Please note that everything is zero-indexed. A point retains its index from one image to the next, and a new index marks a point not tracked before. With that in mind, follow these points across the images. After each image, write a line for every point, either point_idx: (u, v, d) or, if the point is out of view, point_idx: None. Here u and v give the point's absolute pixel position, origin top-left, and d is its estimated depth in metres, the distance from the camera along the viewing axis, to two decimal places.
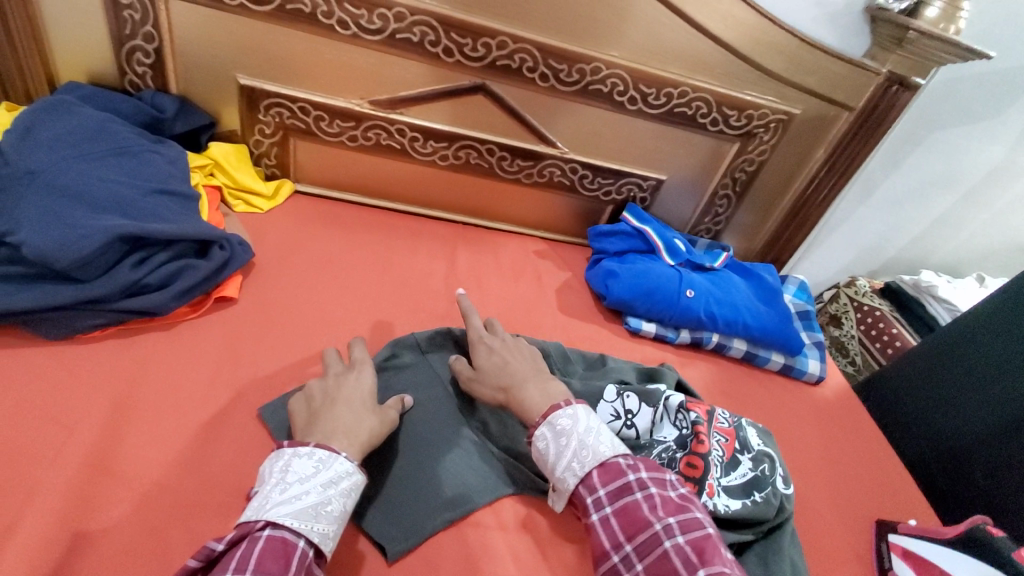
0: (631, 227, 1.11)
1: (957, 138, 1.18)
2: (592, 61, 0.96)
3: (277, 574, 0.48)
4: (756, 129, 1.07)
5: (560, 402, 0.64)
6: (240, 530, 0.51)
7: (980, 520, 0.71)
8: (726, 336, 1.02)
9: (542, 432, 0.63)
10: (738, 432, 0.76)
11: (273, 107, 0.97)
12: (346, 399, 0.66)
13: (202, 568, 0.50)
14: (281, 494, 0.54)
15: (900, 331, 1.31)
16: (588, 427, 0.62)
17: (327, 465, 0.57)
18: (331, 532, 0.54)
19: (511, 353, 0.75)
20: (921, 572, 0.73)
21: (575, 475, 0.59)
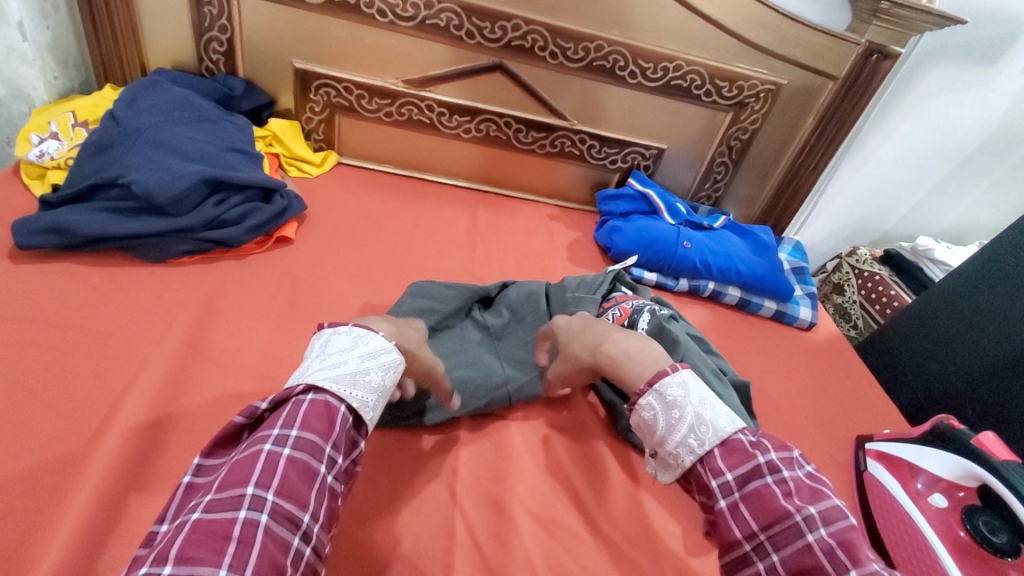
0: (635, 192, 1.23)
1: (944, 106, 1.26)
2: (596, 39, 1.10)
3: (319, 436, 0.50)
4: (748, 99, 1.19)
5: (668, 368, 0.56)
6: (283, 394, 0.54)
7: (943, 418, 0.78)
8: (721, 284, 1.12)
9: (649, 401, 0.55)
10: (632, 314, 0.86)
11: (322, 88, 1.13)
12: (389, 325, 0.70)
13: (250, 424, 0.54)
14: (322, 364, 0.56)
15: (898, 292, 1.37)
16: (702, 398, 0.53)
17: (364, 341, 0.60)
18: (371, 401, 0.55)
19: (584, 324, 0.75)
20: (893, 468, 0.80)
21: (692, 453, 0.51)
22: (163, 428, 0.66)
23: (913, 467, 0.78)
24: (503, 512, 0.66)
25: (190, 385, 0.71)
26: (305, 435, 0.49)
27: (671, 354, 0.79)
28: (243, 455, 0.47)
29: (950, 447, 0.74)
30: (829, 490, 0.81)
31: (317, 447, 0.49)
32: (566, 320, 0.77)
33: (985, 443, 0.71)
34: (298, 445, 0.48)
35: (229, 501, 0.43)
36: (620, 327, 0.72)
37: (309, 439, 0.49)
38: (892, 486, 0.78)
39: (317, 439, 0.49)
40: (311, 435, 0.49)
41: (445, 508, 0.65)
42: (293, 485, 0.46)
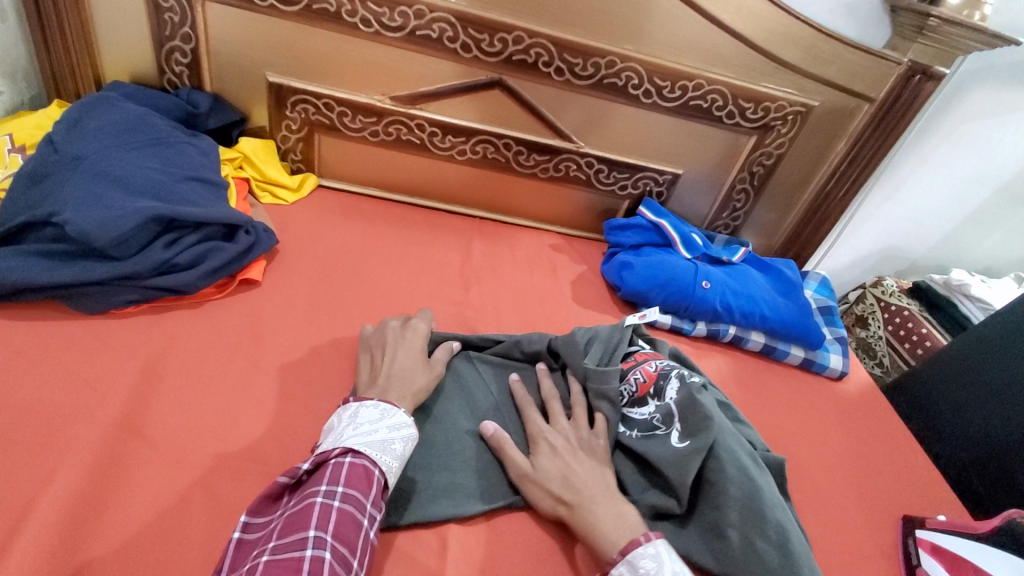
0: (646, 221, 1.11)
1: (987, 130, 1.15)
2: (607, 54, 0.98)
3: (362, 492, 0.53)
4: (774, 121, 1.07)
5: (640, 537, 0.56)
6: (320, 456, 0.57)
7: (1015, 513, 0.66)
8: (743, 328, 1.01)
9: (620, 573, 0.54)
10: (657, 380, 0.74)
11: (299, 104, 1.01)
12: (400, 353, 0.71)
13: (293, 484, 0.56)
14: (354, 430, 0.59)
15: (930, 330, 1.26)
16: (675, 572, 0.54)
17: (390, 414, 0.62)
18: (395, 468, 0.58)
19: (575, 456, 0.65)
20: (954, 570, 0.68)
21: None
22: (82, 536, 0.54)
23: (978, 571, 0.66)
24: None
25: (124, 475, 0.59)
26: (350, 491, 0.53)
27: (704, 429, 0.67)
28: (296, 508, 0.51)
29: (1022, 551, 0.63)
30: None
31: (361, 502, 0.53)
32: (558, 442, 0.67)
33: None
34: (346, 498, 0.52)
35: (293, 545, 0.48)
36: (608, 474, 0.65)
37: (355, 494, 0.53)
38: None
39: (361, 495, 0.53)
40: (356, 491, 0.53)
41: None
42: (346, 533, 0.50)
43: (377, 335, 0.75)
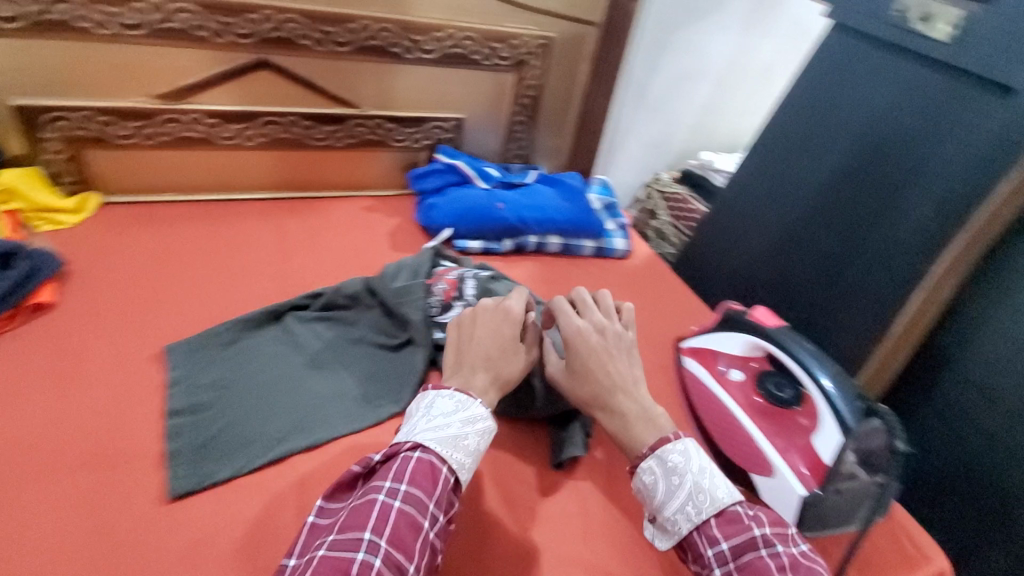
0: (443, 165, 1.23)
1: (692, 35, 1.41)
2: (359, 19, 1.06)
3: (426, 491, 0.57)
4: (525, 56, 1.23)
5: (671, 436, 0.64)
6: (392, 448, 0.61)
7: (727, 305, 0.89)
8: (542, 235, 1.17)
9: (650, 467, 0.63)
10: (457, 285, 0.87)
11: (53, 122, 0.97)
12: (486, 336, 0.71)
13: (363, 473, 0.62)
14: (428, 424, 0.62)
15: (695, 206, 1.55)
16: (701, 467, 0.62)
17: (465, 405, 0.64)
18: (467, 464, 0.61)
19: (608, 359, 0.72)
20: (700, 360, 0.90)
21: (690, 520, 0.60)
22: None
23: (714, 353, 0.88)
24: None
25: None
26: (412, 490, 0.56)
27: None
28: (360, 502, 0.56)
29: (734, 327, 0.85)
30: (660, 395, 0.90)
31: (423, 503, 0.56)
32: (590, 347, 0.72)
33: (760, 315, 0.83)
34: (406, 497, 0.56)
35: (348, 543, 0.52)
36: (634, 374, 0.72)
37: (416, 493, 0.56)
38: (703, 376, 0.87)
39: (423, 496, 0.56)
40: (418, 491, 0.56)
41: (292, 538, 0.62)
42: (402, 534, 0.53)
43: (490, 314, 0.73)
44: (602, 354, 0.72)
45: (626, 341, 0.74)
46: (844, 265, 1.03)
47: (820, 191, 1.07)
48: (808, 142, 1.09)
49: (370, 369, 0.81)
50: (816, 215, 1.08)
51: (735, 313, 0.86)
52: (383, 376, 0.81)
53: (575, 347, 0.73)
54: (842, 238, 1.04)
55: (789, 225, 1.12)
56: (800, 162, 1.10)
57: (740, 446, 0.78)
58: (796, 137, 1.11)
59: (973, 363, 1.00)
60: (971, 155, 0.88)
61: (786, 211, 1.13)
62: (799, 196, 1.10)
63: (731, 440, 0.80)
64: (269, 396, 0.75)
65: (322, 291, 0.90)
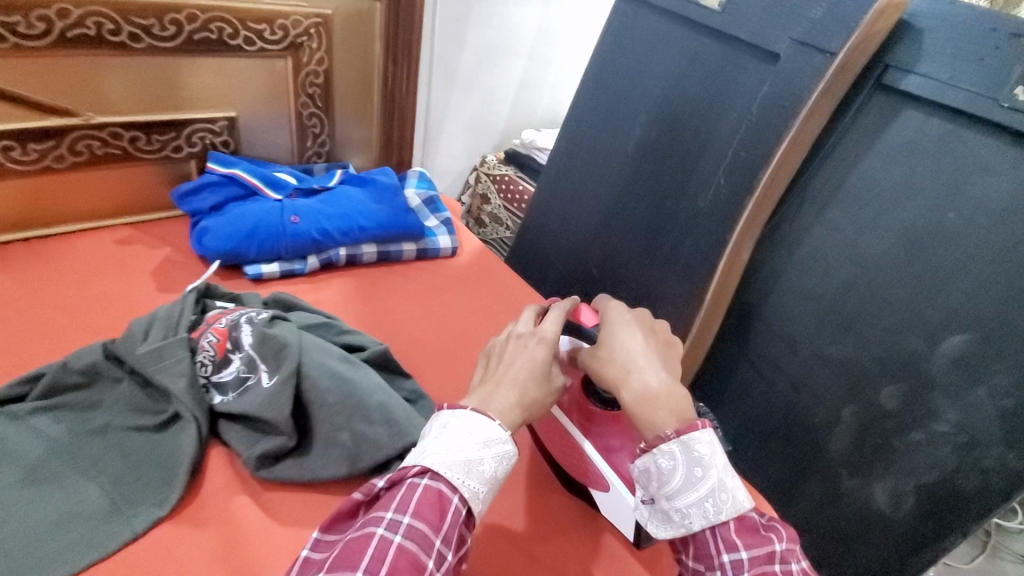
0: (218, 175, 1.03)
1: (492, 7, 1.33)
2: (51, 3, 0.82)
3: (429, 526, 0.48)
4: (299, 38, 1.05)
5: (699, 422, 0.53)
6: (398, 474, 0.53)
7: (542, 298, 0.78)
8: (353, 246, 1.04)
9: (671, 450, 0.52)
10: (231, 333, 0.71)
11: None
12: (515, 355, 0.62)
13: (367, 501, 0.54)
14: (441, 446, 0.53)
15: (525, 187, 1.49)
16: (728, 464, 0.52)
17: (481, 428, 0.54)
18: (482, 493, 0.52)
19: (639, 331, 0.63)
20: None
21: (702, 519, 0.51)
22: None
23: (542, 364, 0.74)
24: None
25: None
26: (416, 524, 0.48)
27: (283, 357, 0.67)
28: (356, 537, 0.48)
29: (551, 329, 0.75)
30: None
31: (426, 537, 0.48)
32: (628, 321, 0.64)
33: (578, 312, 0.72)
34: (409, 533, 0.47)
35: None
36: (664, 347, 0.63)
37: (420, 528, 0.48)
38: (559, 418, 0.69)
39: (427, 530, 0.48)
40: (422, 525, 0.48)
41: None
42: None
43: (514, 340, 0.63)
44: (641, 342, 0.61)
45: (674, 350, 0.64)
46: (659, 237, 1.03)
47: (629, 161, 1.07)
48: (613, 114, 1.09)
49: (118, 463, 0.62)
50: (627, 187, 1.08)
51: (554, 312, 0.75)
52: (139, 469, 0.63)
53: (618, 341, 0.62)
54: (650, 209, 1.04)
55: (604, 201, 1.12)
56: (608, 135, 1.10)
57: (578, 463, 0.69)
58: (601, 112, 1.12)
59: (776, 323, 0.96)
60: (750, 120, 0.90)
61: (601, 186, 1.12)
62: (610, 170, 1.10)
63: (570, 458, 0.70)
64: None
65: (45, 370, 0.68)
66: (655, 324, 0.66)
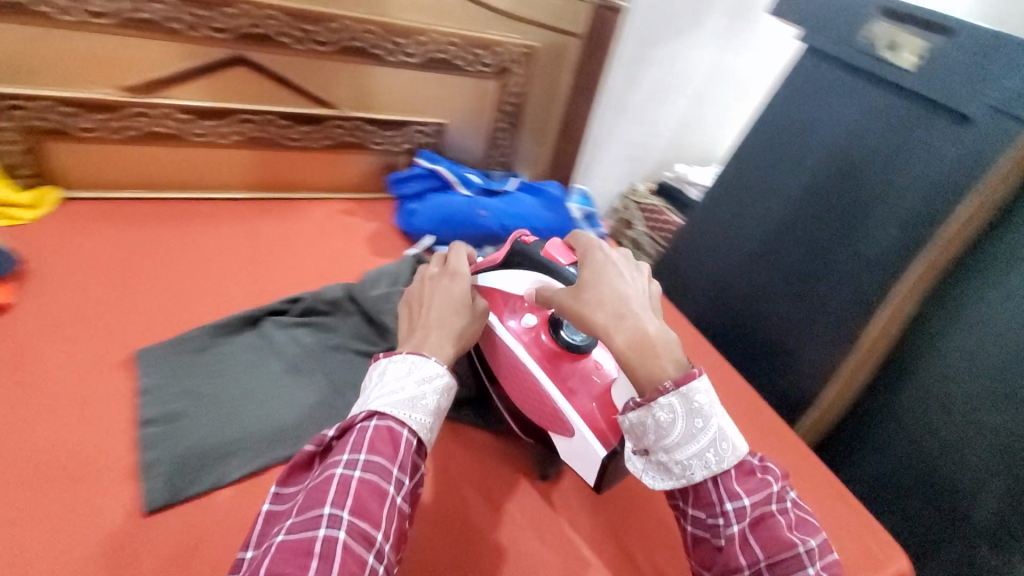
0: (424, 169, 1.21)
1: (671, 50, 1.45)
2: (341, 20, 1.03)
3: (387, 458, 0.55)
4: (508, 64, 1.23)
5: (696, 370, 0.60)
6: (345, 423, 0.59)
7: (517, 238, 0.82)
8: (522, 242, 1.19)
9: (674, 405, 0.59)
10: None
11: (7, 110, 0.91)
12: (449, 297, 0.72)
13: (319, 451, 0.59)
14: (387, 391, 0.60)
15: (671, 216, 1.59)
16: (725, 415, 0.60)
17: (420, 367, 0.62)
18: (427, 423, 0.59)
19: (622, 279, 0.68)
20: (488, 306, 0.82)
21: (706, 468, 0.59)
22: None
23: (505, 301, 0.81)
24: None
25: None
26: (372, 458, 0.54)
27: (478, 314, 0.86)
28: (321, 479, 0.53)
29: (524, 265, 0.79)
30: None
31: (387, 468, 0.55)
32: (608, 271, 0.69)
33: (551, 250, 0.77)
34: (368, 467, 0.54)
35: (308, 524, 0.50)
36: (632, 298, 0.66)
37: (377, 460, 0.54)
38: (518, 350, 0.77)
39: (383, 461, 0.55)
40: (379, 458, 0.55)
41: None
42: (365, 504, 0.52)
43: (429, 282, 0.75)
44: (631, 288, 0.67)
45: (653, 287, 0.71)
46: (815, 279, 1.06)
47: (789, 204, 1.11)
48: (780, 155, 1.13)
49: (352, 377, 0.79)
50: (782, 229, 1.12)
51: (524, 247, 0.79)
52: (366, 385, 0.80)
53: (606, 284, 0.67)
54: (808, 253, 1.08)
55: (756, 238, 1.16)
56: (771, 174, 1.14)
57: (543, 411, 0.76)
58: (766, 150, 1.16)
59: (932, 381, 0.99)
60: (935, 177, 0.92)
61: (755, 222, 1.17)
62: (767, 209, 1.15)
63: (531, 406, 0.77)
64: (248, 403, 0.73)
65: (304, 295, 0.88)
66: (633, 262, 0.72)
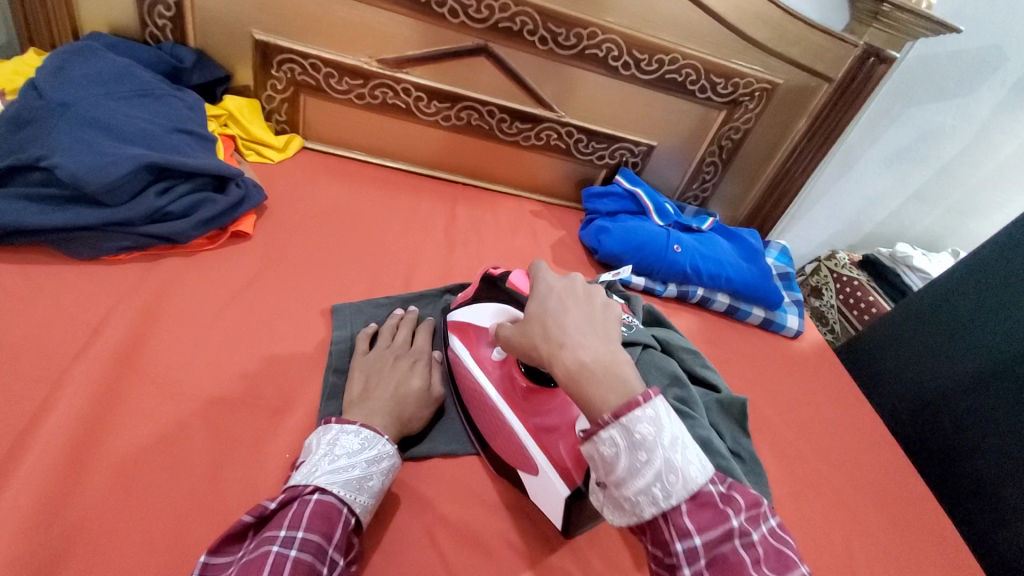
0: (623, 190, 1.17)
1: (931, 114, 1.25)
2: (589, 26, 1.01)
3: (323, 535, 0.51)
4: (742, 97, 1.14)
5: (639, 397, 0.45)
6: (289, 492, 0.54)
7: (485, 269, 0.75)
8: (711, 290, 1.08)
9: (612, 437, 0.45)
10: None
11: (285, 63, 1.02)
12: (392, 377, 0.70)
13: (255, 523, 0.53)
14: (330, 465, 0.57)
15: (876, 299, 1.36)
16: (675, 439, 0.45)
17: (371, 444, 0.60)
18: (369, 506, 0.57)
19: (568, 300, 0.53)
20: (461, 338, 0.75)
21: (654, 505, 0.45)
22: (94, 465, 0.57)
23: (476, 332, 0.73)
24: (487, 553, 0.62)
25: (129, 411, 0.62)
26: (310, 536, 0.51)
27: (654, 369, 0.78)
28: (251, 556, 0.48)
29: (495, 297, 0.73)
30: (821, 516, 0.80)
31: (322, 546, 0.51)
32: (555, 290, 0.54)
33: (516, 283, 0.70)
34: (303, 546, 0.50)
35: None
36: (610, 328, 0.52)
37: (314, 539, 0.51)
38: (463, 354, 0.74)
39: (321, 540, 0.51)
40: (316, 535, 0.51)
41: (420, 549, 0.61)
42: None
43: (389, 355, 0.73)
44: (580, 318, 0.52)
45: (615, 312, 0.54)
46: None
47: None
48: None
49: None
50: None
51: (493, 279, 0.73)
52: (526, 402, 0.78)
53: (549, 304, 0.53)
54: None
55: (989, 359, 1.01)
56: None
57: (509, 448, 0.66)
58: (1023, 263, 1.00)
59: None
60: None
61: (991, 340, 1.02)
62: (1008, 330, 0.99)
63: (496, 435, 0.68)
64: None
65: (433, 293, 0.88)
66: (592, 287, 0.55)
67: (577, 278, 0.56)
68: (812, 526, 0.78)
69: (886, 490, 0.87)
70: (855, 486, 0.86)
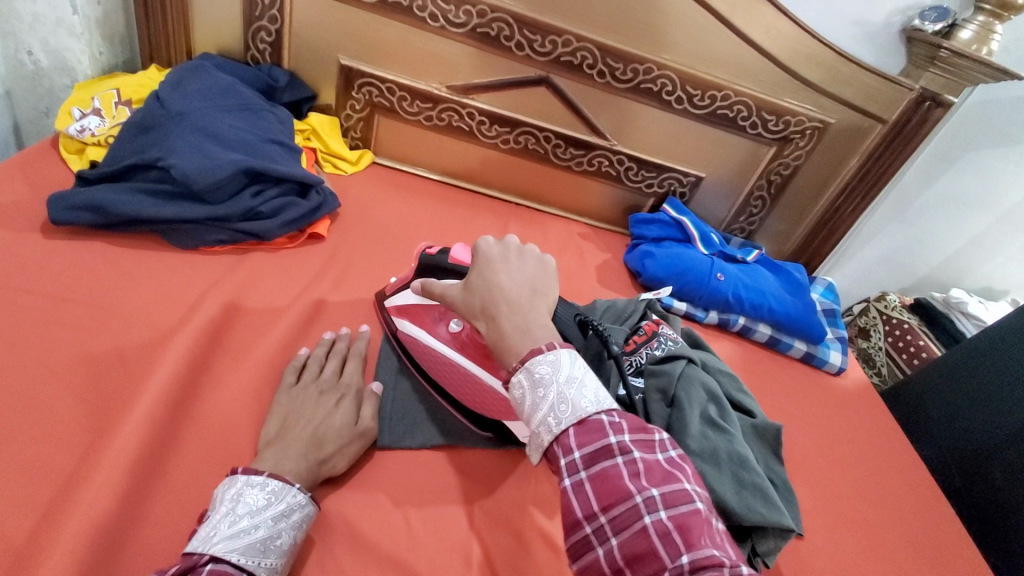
0: (669, 218, 1.21)
1: (991, 160, 1.24)
2: (645, 61, 1.08)
3: None
4: (793, 134, 1.17)
5: (542, 345, 0.52)
6: (182, 563, 0.49)
7: (422, 249, 0.78)
8: (752, 320, 1.10)
9: (519, 379, 0.51)
10: (655, 333, 0.86)
11: (364, 86, 1.12)
12: (316, 415, 0.67)
13: None
14: (230, 528, 0.52)
15: (927, 343, 1.34)
16: (571, 376, 0.50)
17: (278, 498, 0.56)
18: (276, 568, 0.53)
19: (504, 267, 0.60)
20: (412, 317, 0.79)
21: (550, 433, 0.49)
22: (181, 424, 0.65)
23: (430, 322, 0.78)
24: (521, 544, 0.67)
25: (213, 382, 0.71)
26: None
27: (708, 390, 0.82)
28: None
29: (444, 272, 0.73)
30: (853, 550, 0.80)
31: None
32: (491, 257, 0.62)
33: (457, 256, 0.73)
34: None
35: None
36: (539, 293, 0.59)
37: None
38: (421, 336, 0.77)
39: None
40: None
41: (458, 534, 0.66)
42: None
43: (314, 390, 0.70)
44: (513, 273, 0.60)
45: (549, 270, 0.62)
46: None
47: None
48: None
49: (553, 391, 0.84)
50: None
51: (432, 258, 0.75)
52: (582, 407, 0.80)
53: (487, 272, 0.60)
54: None
55: None
56: None
57: (475, 392, 0.73)
58: None
59: None
60: None
61: None
62: None
63: (462, 388, 0.74)
64: None
65: None
66: (526, 248, 0.63)
67: (512, 239, 0.64)
68: (844, 557, 0.78)
69: (925, 532, 0.86)
70: (891, 525, 0.85)
